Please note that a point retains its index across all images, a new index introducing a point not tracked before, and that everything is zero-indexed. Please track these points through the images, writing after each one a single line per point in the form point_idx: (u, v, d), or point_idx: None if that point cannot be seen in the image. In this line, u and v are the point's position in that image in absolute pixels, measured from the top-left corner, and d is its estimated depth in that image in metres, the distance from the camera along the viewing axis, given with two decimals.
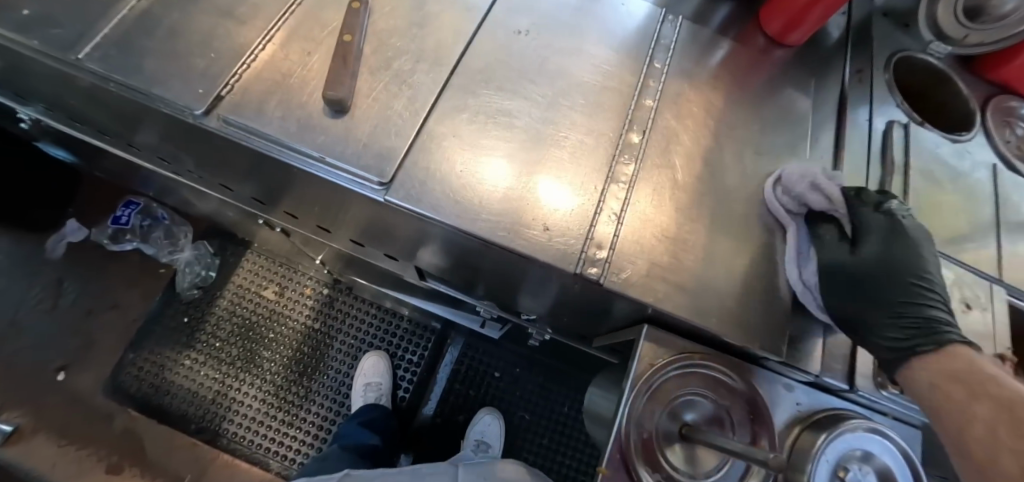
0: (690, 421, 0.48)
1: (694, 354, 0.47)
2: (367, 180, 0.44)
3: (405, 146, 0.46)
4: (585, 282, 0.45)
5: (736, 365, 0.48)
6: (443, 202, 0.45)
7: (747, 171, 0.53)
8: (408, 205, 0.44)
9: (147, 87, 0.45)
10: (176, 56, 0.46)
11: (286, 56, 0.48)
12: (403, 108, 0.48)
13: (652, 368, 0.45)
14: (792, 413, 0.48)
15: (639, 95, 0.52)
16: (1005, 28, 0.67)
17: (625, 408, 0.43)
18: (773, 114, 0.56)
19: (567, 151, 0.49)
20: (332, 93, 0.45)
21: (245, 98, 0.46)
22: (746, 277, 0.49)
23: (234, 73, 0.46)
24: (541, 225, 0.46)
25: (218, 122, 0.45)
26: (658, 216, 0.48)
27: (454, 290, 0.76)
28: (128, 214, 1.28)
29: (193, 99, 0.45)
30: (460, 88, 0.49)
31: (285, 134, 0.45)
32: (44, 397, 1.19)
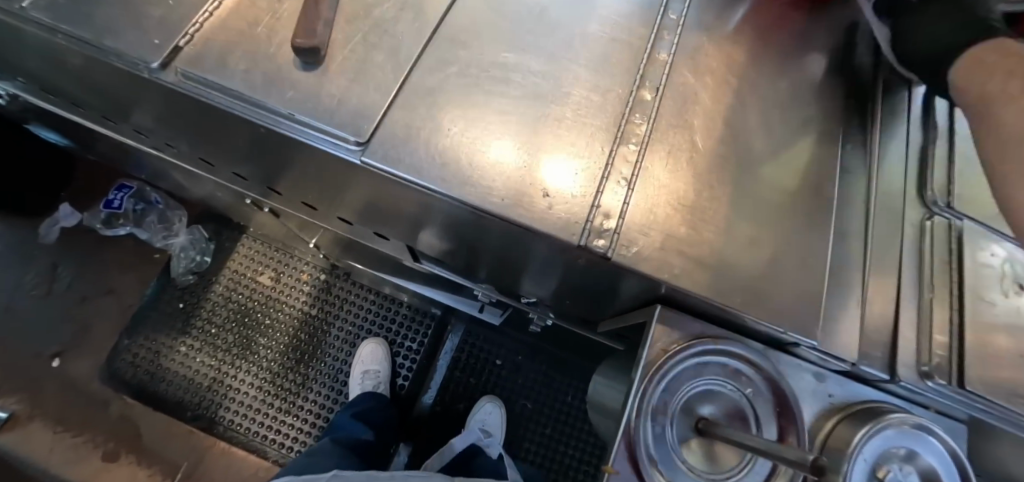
0: (707, 415, 0.44)
1: (716, 339, 0.42)
2: (343, 140, 0.40)
3: (385, 103, 0.42)
4: (593, 257, 0.41)
5: (756, 351, 0.44)
6: (428, 164, 0.41)
7: (767, 135, 0.48)
8: (386, 167, 0.40)
9: (97, 38, 0.41)
10: (136, 7, 0.42)
11: (254, 4, 0.44)
12: (385, 62, 0.43)
13: (664, 354, 0.41)
14: (823, 406, 0.45)
15: (652, 48, 0.48)
16: None
17: (635, 398, 0.39)
18: (795, 73, 0.52)
19: (569, 111, 0.44)
20: (303, 42, 0.41)
21: (205, 50, 0.42)
22: (766, 249, 0.44)
23: (195, 22, 0.42)
24: (541, 192, 0.41)
25: (176, 77, 0.41)
26: (674, 182, 0.44)
27: (451, 273, 0.73)
28: (120, 197, 1.22)
29: (148, 50, 0.41)
30: (447, 39, 0.45)
31: (251, 88, 0.41)
32: (40, 384, 1.17)
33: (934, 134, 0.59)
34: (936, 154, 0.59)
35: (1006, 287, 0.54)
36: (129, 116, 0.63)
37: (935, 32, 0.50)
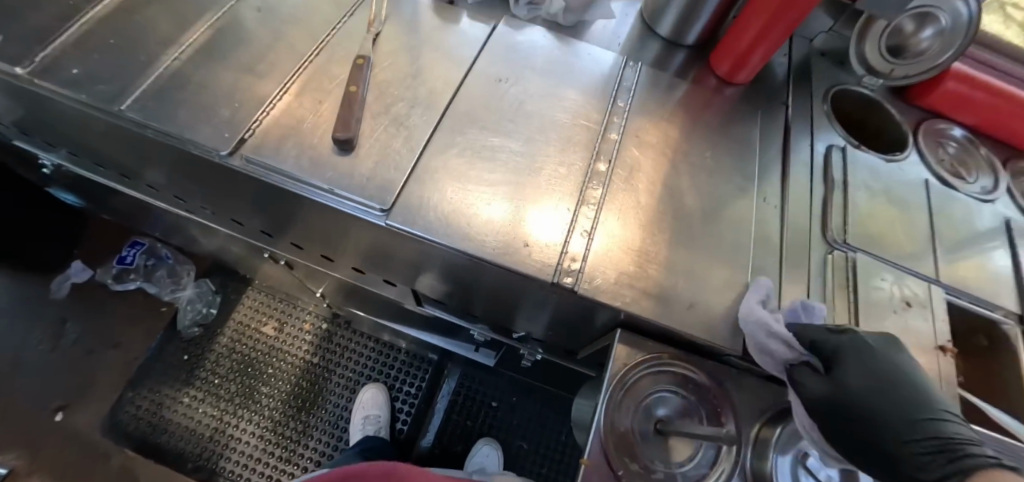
0: (663, 416, 0.51)
1: (664, 354, 0.52)
2: (369, 207, 0.50)
3: (402, 178, 0.52)
4: (561, 291, 0.50)
5: (700, 362, 0.52)
6: (436, 224, 0.50)
7: (711, 196, 0.58)
8: (407, 227, 0.49)
9: (179, 131, 0.51)
10: (201, 105, 0.53)
11: (301, 104, 0.54)
12: (401, 146, 0.54)
13: (625, 368, 0.50)
14: (753, 404, 0.51)
15: (604, 130, 0.58)
16: (924, 62, 0.68)
17: (602, 404, 0.48)
18: (735, 143, 0.63)
19: (546, 179, 0.54)
20: (343, 135, 0.51)
21: (265, 141, 0.52)
22: (716, 288, 0.53)
23: (256, 119, 0.53)
24: (524, 243, 0.51)
25: (242, 161, 0.51)
26: (630, 236, 0.54)
27: (450, 314, 0.81)
28: (134, 253, 1.32)
29: (220, 142, 0.51)
30: (450, 129, 0.56)
31: (300, 169, 0.51)
32: (41, 438, 1.19)
33: (831, 174, 0.63)
34: (834, 184, 0.62)
35: (898, 302, 0.55)
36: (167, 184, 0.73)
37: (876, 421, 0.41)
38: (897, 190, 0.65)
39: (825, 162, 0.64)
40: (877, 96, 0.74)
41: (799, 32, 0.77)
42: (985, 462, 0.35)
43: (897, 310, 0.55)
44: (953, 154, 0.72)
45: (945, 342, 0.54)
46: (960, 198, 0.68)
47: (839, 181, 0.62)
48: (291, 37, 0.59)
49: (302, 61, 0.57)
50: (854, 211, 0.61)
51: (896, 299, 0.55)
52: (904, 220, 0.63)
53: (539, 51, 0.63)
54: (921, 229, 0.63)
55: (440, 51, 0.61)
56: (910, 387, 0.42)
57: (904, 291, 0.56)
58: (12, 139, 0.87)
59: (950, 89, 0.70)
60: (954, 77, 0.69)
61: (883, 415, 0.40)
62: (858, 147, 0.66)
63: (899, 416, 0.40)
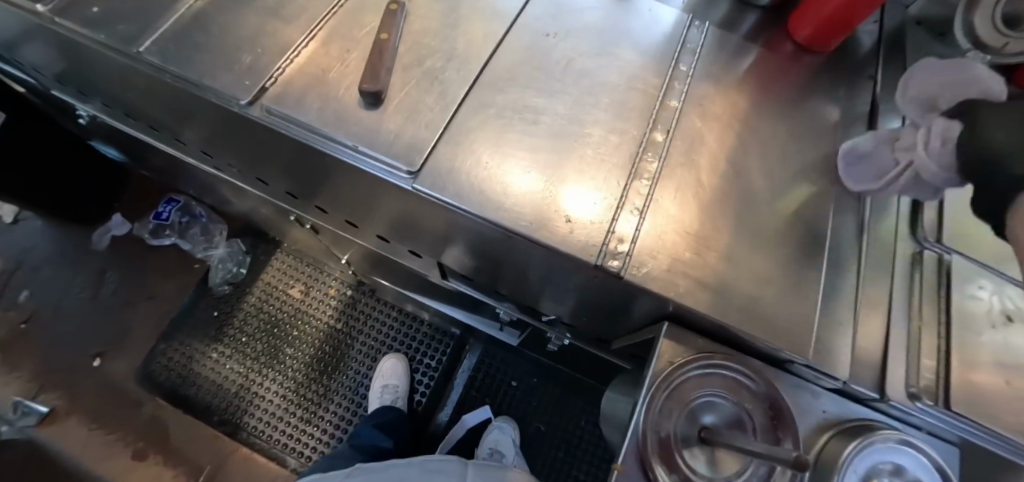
0: (709, 423, 0.47)
1: (717, 354, 0.47)
2: (396, 169, 0.46)
3: (433, 139, 0.48)
4: (605, 275, 0.46)
5: (756, 366, 0.47)
6: (467, 192, 0.46)
7: (776, 178, 0.52)
8: (433, 193, 0.46)
9: (198, 78, 0.48)
10: (224, 52, 0.50)
11: (328, 53, 0.51)
12: (434, 102, 0.49)
13: (671, 367, 0.45)
14: (816, 420, 0.47)
15: (663, 96, 0.53)
16: None
17: (641, 406, 0.43)
18: (805, 122, 0.56)
19: (592, 148, 0.49)
20: (368, 86, 0.47)
21: (287, 92, 0.48)
22: (775, 280, 0.48)
23: (279, 67, 0.49)
24: (564, 217, 0.46)
25: (262, 112, 0.48)
26: (682, 216, 0.48)
27: (475, 290, 0.78)
28: (169, 210, 1.33)
29: (240, 90, 0.48)
30: (487, 86, 0.51)
31: (323, 123, 0.47)
32: (80, 382, 1.25)
33: None
34: None
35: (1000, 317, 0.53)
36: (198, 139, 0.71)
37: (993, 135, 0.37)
38: None
39: None
40: None
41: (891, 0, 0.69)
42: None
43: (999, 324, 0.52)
44: None
45: None
46: None
47: None
48: None
49: (333, 6, 0.53)
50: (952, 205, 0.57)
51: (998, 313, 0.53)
52: None
53: (591, 8, 0.57)
54: None
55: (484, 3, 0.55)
56: None
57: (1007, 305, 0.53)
58: (50, 89, 0.88)
59: None
60: None
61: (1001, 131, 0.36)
62: None
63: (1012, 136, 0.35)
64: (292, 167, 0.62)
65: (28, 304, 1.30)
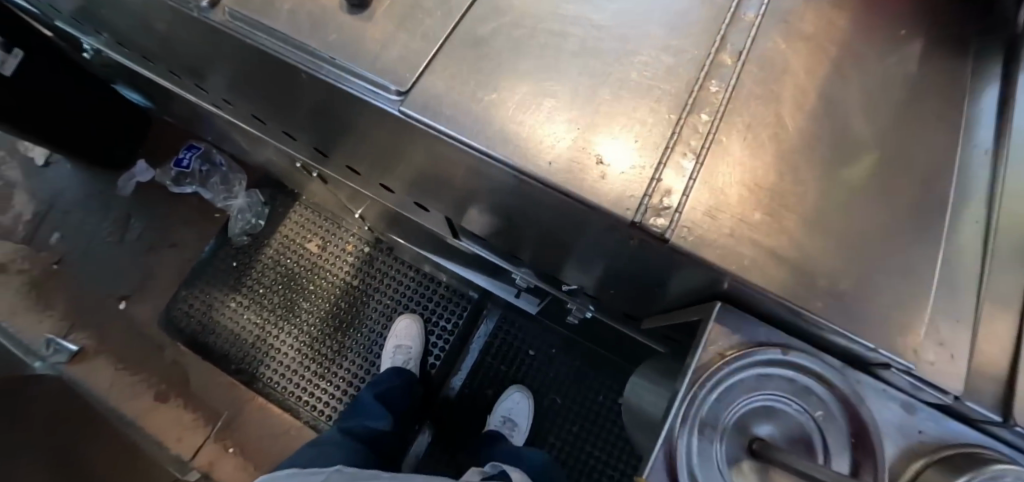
0: (765, 435, 0.40)
1: (788, 350, 0.40)
2: (384, 89, 0.39)
3: (430, 53, 0.40)
4: (646, 237, 0.38)
5: (831, 367, 0.40)
6: (467, 118, 0.39)
7: (877, 115, 0.42)
8: (423, 118, 0.38)
9: None
10: None
11: None
12: (435, 7, 0.41)
13: (720, 358, 0.39)
14: (908, 442, 0.39)
15: (737, 8, 0.42)
16: None
17: (681, 406, 0.37)
18: (901, 58, 0.44)
19: (641, 75, 0.40)
20: None
21: None
22: (851, 244, 0.39)
23: None
24: (595, 160, 0.38)
25: (224, 16, 0.42)
26: (752, 160, 0.39)
27: (491, 253, 0.71)
28: (190, 156, 1.30)
29: None
30: None
31: (298, 32, 0.41)
32: (107, 323, 1.27)
33: None
34: None
35: None
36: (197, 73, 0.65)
37: None
38: None
39: None
40: None
41: None
42: None
43: None
44: None
45: None
46: None
47: None
48: None
49: None
50: None
51: None
52: None
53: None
54: None
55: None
56: None
57: None
58: (56, 23, 0.84)
59: None
60: None
61: None
62: None
63: None
64: (293, 103, 0.56)
65: (60, 246, 1.33)
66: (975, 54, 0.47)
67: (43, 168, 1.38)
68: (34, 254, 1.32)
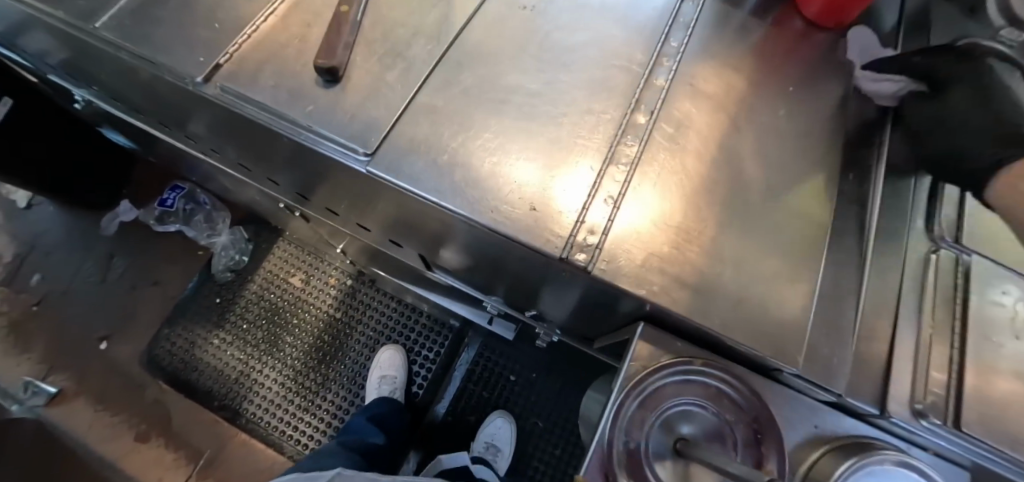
0: (687, 435, 0.44)
1: (697, 359, 0.44)
2: (352, 151, 0.44)
3: (390, 119, 0.45)
4: (573, 270, 0.42)
5: (738, 373, 0.45)
6: (426, 174, 0.44)
7: (767, 163, 0.48)
8: (388, 177, 0.43)
9: (152, 55, 0.46)
10: (186, 30, 0.48)
11: (287, 27, 0.48)
12: (395, 80, 0.47)
13: (646, 374, 0.43)
14: (810, 435, 0.45)
15: (650, 74, 0.49)
16: None
17: (609, 410, 0.41)
18: (802, 109, 0.52)
19: (576, 135, 0.46)
20: (323, 62, 0.45)
21: (241, 68, 0.46)
22: (768, 279, 0.44)
23: (235, 42, 0.47)
24: (528, 204, 0.43)
25: (216, 91, 0.46)
26: (666, 206, 0.45)
27: (463, 283, 0.75)
28: (174, 197, 1.31)
29: (194, 67, 0.46)
30: (453, 64, 0.48)
31: (276, 103, 0.45)
32: (87, 364, 1.26)
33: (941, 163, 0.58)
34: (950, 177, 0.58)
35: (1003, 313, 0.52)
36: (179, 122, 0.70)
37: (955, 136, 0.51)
38: None
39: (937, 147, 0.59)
40: None
41: None
42: None
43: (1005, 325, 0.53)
44: None
45: None
46: None
47: None
48: None
49: None
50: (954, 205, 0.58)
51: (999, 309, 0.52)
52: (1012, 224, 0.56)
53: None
54: None
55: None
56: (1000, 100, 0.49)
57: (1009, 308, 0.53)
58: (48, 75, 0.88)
59: None
60: None
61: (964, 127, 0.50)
62: None
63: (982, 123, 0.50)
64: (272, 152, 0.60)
65: (41, 287, 1.33)
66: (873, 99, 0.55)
67: (24, 210, 1.39)
68: (14, 296, 1.32)
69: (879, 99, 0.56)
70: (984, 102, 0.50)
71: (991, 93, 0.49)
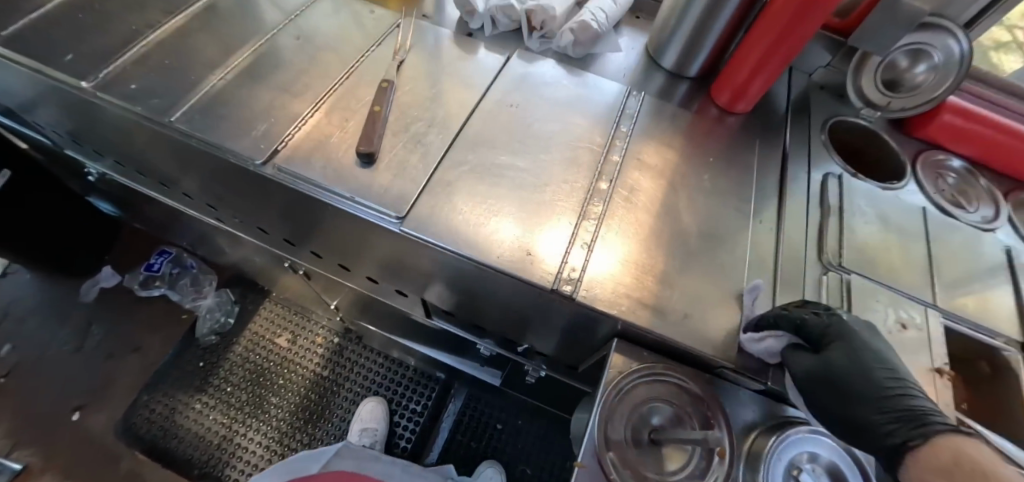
0: (657, 425, 0.53)
1: (659, 364, 0.54)
2: (387, 215, 0.54)
3: (416, 192, 0.55)
4: (560, 299, 0.52)
5: (693, 373, 0.54)
6: (444, 232, 0.54)
7: (704, 214, 0.61)
8: (417, 234, 0.53)
9: (220, 141, 0.56)
10: (243, 120, 0.58)
11: (328, 121, 0.59)
12: (417, 161, 0.58)
13: (619, 375, 0.53)
14: (749, 418, 0.52)
15: (607, 152, 0.62)
16: (918, 96, 0.70)
17: (596, 411, 0.51)
18: (736, 172, 0.65)
19: (551, 196, 0.58)
20: (365, 148, 0.56)
21: (296, 153, 0.56)
22: (719, 304, 0.55)
23: (288, 133, 0.57)
24: (526, 252, 0.54)
25: (274, 171, 0.55)
26: (633, 251, 0.56)
27: (460, 329, 0.83)
28: (161, 261, 1.35)
29: (256, 152, 0.56)
30: (462, 148, 0.59)
31: (324, 178, 0.55)
32: (57, 437, 1.21)
33: (828, 200, 0.65)
34: (830, 211, 0.64)
35: (894, 325, 0.56)
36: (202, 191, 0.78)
37: (840, 403, 0.45)
38: (909, 221, 0.66)
39: (822, 189, 0.66)
40: (876, 129, 0.75)
41: (798, 67, 0.79)
42: (942, 430, 0.39)
43: (893, 331, 0.56)
44: (955, 186, 0.72)
45: (943, 366, 0.54)
46: (961, 227, 0.68)
47: (834, 206, 0.64)
48: (324, 61, 0.64)
49: (333, 83, 0.62)
50: (868, 233, 0.64)
51: (893, 322, 0.56)
52: (904, 252, 0.64)
53: (549, 81, 0.67)
54: (922, 257, 0.64)
55: (458, 77, 0.65)
56: (870, 366, 0.45)
57: (899, 314, 0.57)
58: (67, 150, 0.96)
59: (946, 122, 0.71)
60: (949, 110, 0.70)
61: (854, 393, 0.44)
62: (854, 176, 0.68)
63: (870, 386, 0.44)
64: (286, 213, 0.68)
65: (9, 358, 1.29)
66: (791, 160, 0.68)
67: None
68: None
69: (768, 357, 0.52)
70: (860, 365, 0.45)
71: (862, 355, 0.45)
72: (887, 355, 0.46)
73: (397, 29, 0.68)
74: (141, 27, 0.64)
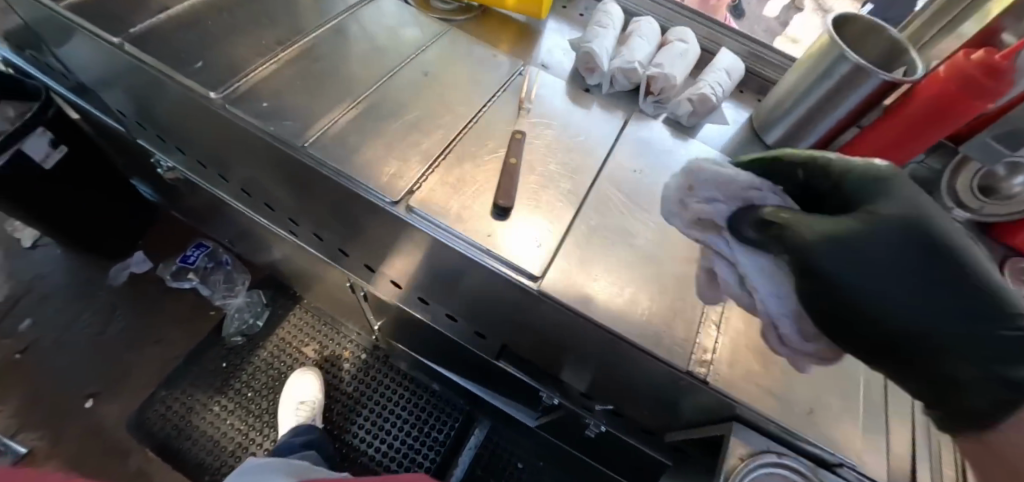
0: None
1: (783, 453, 0.51)
2: (521, 277, 0.55)
3: (547, 257, 0.56)
4: (693, 382, 0.52)
5: (813, 468, 0.51)
6: (565, 294, 0.54)
7: None
8: (558, 296, 0.54)
9: (351, 173, 0.59)
10: (364, 151, 0.60)
11: (457, 167, 0.61)
12: (546, 216, 0.58)
13: (742, 462, 0.51)
14: None
15: None
16: (1017, 206, 0.61)
17: None
18: None
19: (675, 272, 0.57)
20: (503, 202, 0.57)
21: (432, 198, 0.58)
22: (818, 389, 0.54)
23: (420, 178, 0.59)
24: (652, 322, 0.54)
25: (406, 211, 0.57)
26: (738, 326, 0.56)
27: (527, 374, 0.86)
28: (197, 255, 1.33)
29: (389, 191, 0.58)
30: (591, 211, 0.59)
31: (446, 221, 0.57)
32: (68, 423, 1.17)
33: None
34: None
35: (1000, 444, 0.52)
36: (293, 204, 0.82)
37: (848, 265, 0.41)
38: None
39: None
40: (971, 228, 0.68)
41: None
42: None
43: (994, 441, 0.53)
44: None
45: None
46: None
47: None
48: (448, 96, 0.66)
49: (461, 128, 0.64)
50: None
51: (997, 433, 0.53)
52: None
53: (663, 148, 0.66)
54: None
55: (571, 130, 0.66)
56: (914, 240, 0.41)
57: None
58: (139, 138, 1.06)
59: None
60: None
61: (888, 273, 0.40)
62: None
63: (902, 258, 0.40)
64: (384, 241, 0.71)
65: (29, 332, 1.26)
66: None
67: (29, 250, 1.36)
68: None
69: None
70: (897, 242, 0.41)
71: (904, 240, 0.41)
72: (932, 222, 0.41)
73: (520, 76, 0.70)
74: (266, 47, 0.67)
